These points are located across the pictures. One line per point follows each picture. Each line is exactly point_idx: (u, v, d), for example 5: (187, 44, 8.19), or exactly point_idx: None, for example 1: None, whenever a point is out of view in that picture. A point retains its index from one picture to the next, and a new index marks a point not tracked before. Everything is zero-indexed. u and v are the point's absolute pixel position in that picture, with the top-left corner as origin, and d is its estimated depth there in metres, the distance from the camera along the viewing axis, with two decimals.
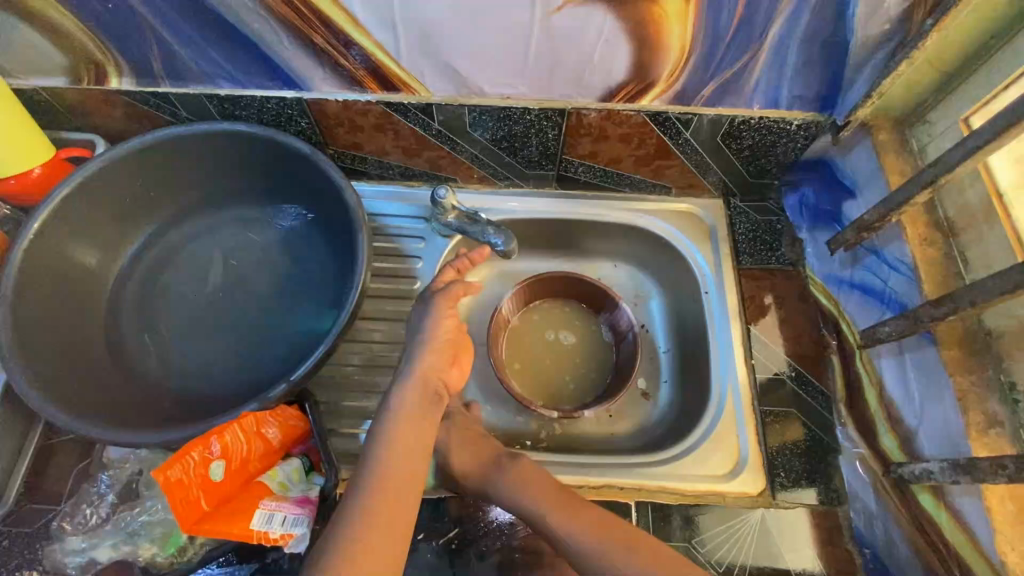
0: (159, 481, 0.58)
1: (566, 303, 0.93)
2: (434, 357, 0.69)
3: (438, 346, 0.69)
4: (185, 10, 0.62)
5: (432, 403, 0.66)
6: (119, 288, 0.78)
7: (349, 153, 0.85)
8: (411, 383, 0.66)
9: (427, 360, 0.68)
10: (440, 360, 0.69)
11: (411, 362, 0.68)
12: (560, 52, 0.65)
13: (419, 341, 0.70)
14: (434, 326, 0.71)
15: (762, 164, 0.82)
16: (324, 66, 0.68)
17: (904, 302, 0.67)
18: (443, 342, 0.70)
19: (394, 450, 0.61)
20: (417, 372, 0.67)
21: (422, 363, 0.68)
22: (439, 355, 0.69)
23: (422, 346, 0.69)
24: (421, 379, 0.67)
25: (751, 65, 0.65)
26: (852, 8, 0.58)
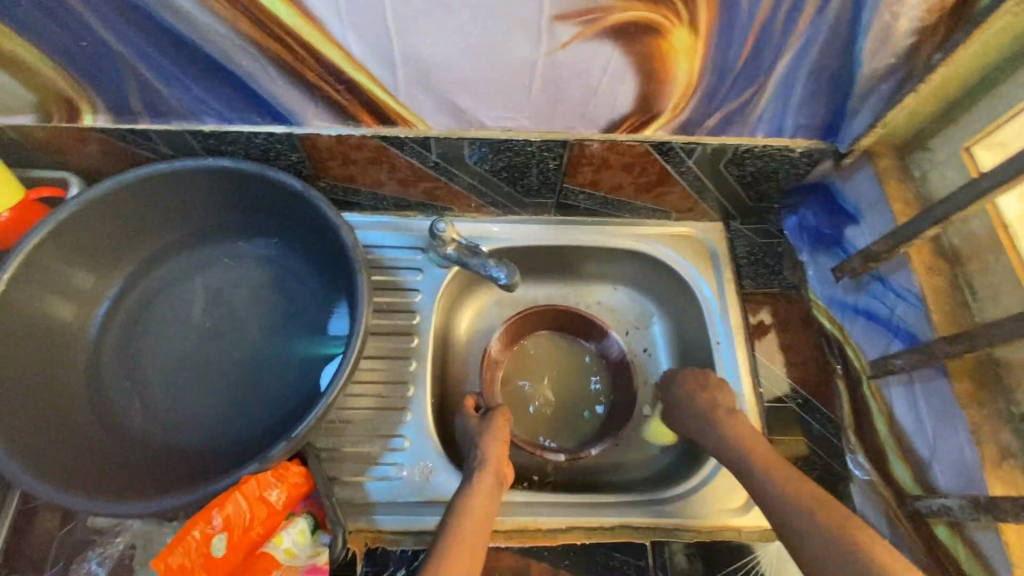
0: (160, 569, 0.59)
1: (559, 334, 0.92)
2: (498, 447, 0.71)
3: (501, 434, 0.72)
4: (167, 48, 0.58)
5: (496, 489, 0.67)
6: (100, 338, 0.74)
7: (342, 186, 0.82)
8: (478, 469, 0.68)
9: (493, 449, 0.70)
10: (503, 449, 0.71)
11: (480, 453, 0.70)
12: (564, 86, 0.63)
13: (486, 433, 0.72)
14: (492, 422, 0.73)
15: (763, 189, 0.82)
16: (317, 102, 0.65)
17: (913, 333, 0.67)
18: (505, 434, 0.73)
19: (460, 531, 0.61)
20: (488, 460, 0.69)
21: (491, 452, 0.70)
22: (503, 446, 0.71)
23: (485, 438, 0.72)
24: (488, 465, 0.68)
25: (756, 97, 0.65)
26: (860, 43, 0.57)
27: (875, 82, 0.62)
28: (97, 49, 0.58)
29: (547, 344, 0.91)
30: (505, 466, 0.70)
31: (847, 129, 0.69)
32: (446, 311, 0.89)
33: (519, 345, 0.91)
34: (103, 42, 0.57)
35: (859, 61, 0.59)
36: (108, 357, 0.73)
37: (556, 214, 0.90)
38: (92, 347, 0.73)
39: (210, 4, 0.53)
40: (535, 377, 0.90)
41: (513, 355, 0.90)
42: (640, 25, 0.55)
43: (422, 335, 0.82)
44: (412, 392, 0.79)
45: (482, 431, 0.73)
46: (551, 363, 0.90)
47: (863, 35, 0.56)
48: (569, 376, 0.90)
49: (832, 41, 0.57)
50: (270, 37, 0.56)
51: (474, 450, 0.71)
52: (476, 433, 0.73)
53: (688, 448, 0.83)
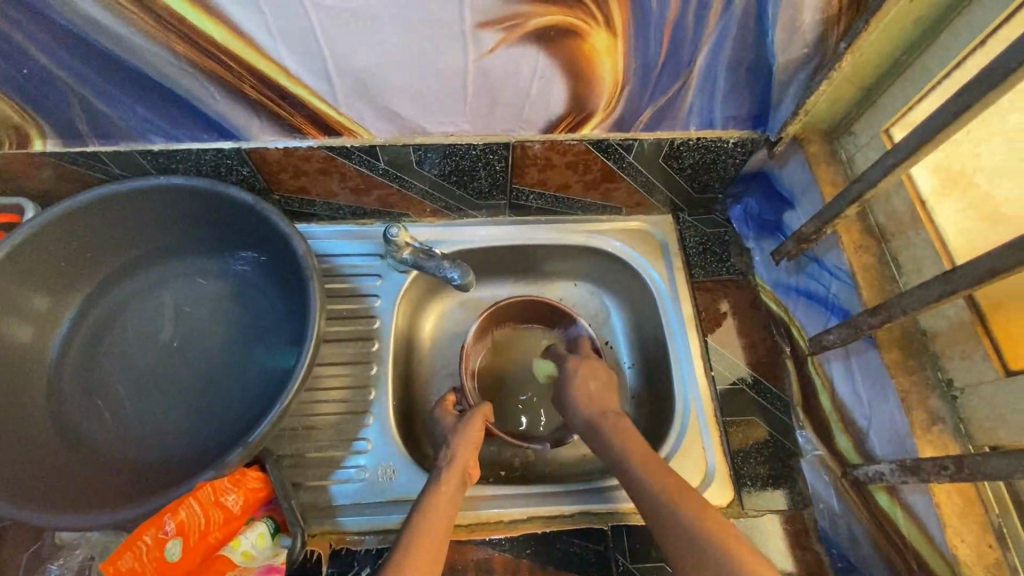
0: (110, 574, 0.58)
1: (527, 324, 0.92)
2: (469, 448, 0.72)
3: (476, 434, 0.74)
4: (106, 70, 0.60)
5: (462, 488, 0.69)
6: (60, 361, 0.74)
7: (296, 198, 0.84)
8: (449, 468, 0.69)
9: (463, 450, 0.72)
10: (473, 451, 0.72)
11: (450, 453, 0.71)
12: (498, 90, 0.66)
13: (460, 432, 0.74)
14: (468, 423, 0.75)
15: (705, 180, 0.85)
16: (260, 116, 0.67)
17: (847, 309, 0.70)
18: (478, 436, 0.74)
19: (428, 529, 0.63)
20: (456, 461, 0.70)
21: (461, 453, 0.71)
22: (474, 446, 0.73)
23: (457, 438, 0.73)
24: (459, 464, 0.70)
25: (683, 91, 0.67)
26: (770, 36, 0.60)
27: (792, 71, 0.65)
28: (37, 75, 0.60)
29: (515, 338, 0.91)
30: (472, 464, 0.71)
31: (775, 118, 0.72)
32: (408, 315, 0.90)
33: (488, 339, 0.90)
34: (42, 67, 0.59)
35: (772, 52, 0.62)
36: (68, 379, 0.74)
37: (510, 214, 0.92)
38: (52, 370, 0.73)
39: (143, 27, 0.55)
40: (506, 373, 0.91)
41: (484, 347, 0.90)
42: (558, 28, 0.57)
43: (383, 339, 0.84)
44: (374, 395, 0.80)
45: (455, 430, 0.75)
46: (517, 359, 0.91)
47: (771, 28, 0.59)
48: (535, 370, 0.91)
49: (743, 35, 0.60)
50: (205, 55, 0.58)
51: (445, 448, 0.73)
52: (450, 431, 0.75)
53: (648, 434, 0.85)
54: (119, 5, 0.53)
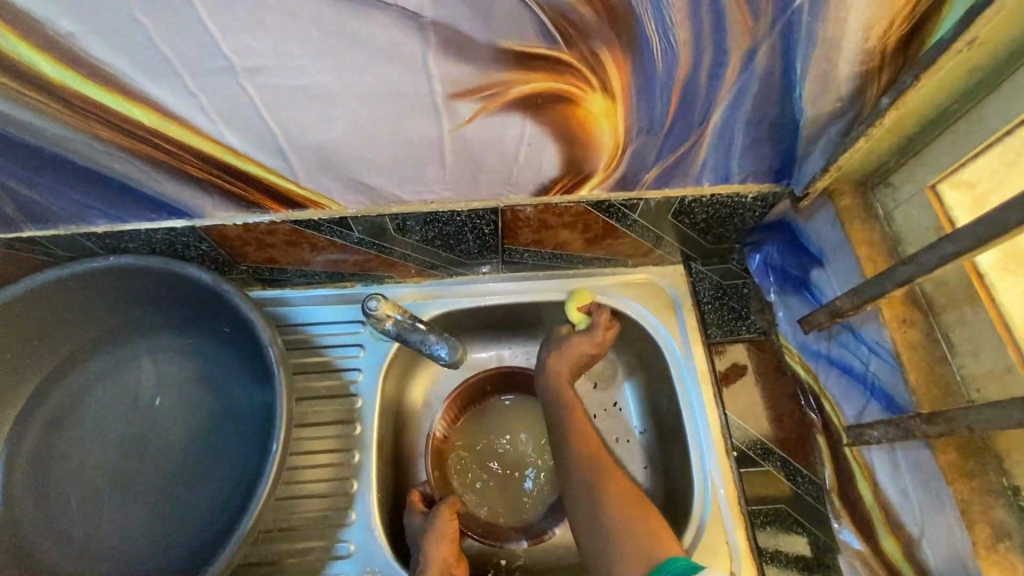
0: None
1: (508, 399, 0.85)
2: (444, 550, 0.65)
3: (446, 533, 0.67)
4: (28, 159, 0.52)
5: None
6: (9, 470, 0.67)
7: (266, 267, 0.76)
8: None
9: (436, 553, 0.65)
10: (450, 553, 0.66)
11: (422, 558, 0.65)
12: (480, 157, 0.57)
13: (429, 532, 0.67)
14: (437, 522, 0.67)
15: (720, 232, 0.76)
16: (211, 195, 0.59)
17: (890, 392, 0.61)
18: (452, 533, 0.67)
19: None
20: (428, 568, 0.64)
21: (433, 558, 0.65)
22: (449, 546, 0.66)
23: (428, 539, 0.66)
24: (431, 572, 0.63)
25: (695, 149, 0.58)
26: (797, 92, 0.51)
27: (822, 126, 0.56)
28: None
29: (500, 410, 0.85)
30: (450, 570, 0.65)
31: (801, 171, 0.63)
32: (396, 387, 0.82)
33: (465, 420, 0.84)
34: None
35: (800, 108, 0.53)
36: (18, 489, 0.66)
37: (503, 270, 0.83)
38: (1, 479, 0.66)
39: (58, 117, 0.47)
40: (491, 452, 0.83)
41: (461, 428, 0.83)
42: (546, 94, 0.48)
43: (366, 420, 0.76)
44: (356, 486, 0.73)
45: (425, 530, 0.68)
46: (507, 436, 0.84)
47: (799, 83, 0.50)
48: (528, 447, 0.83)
49: (766, 92, 0.51)
50: (136, 142, 0.50)
51: (417, 551, 0.66)
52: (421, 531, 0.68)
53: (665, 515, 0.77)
54: (24, 95, 0.44)
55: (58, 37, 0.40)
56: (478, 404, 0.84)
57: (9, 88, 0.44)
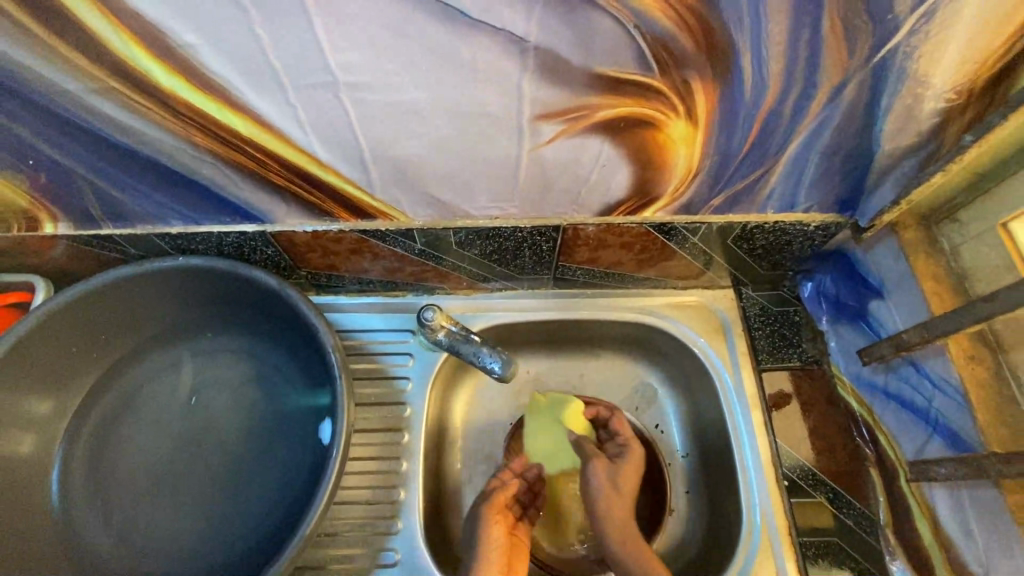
0: None
1: None
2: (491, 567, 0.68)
3: (490, 540, 0.70)
4: (120, 160, 0.53)
5: None
6: (65, 466, 0.67)
7: (324, 274, 0.77)
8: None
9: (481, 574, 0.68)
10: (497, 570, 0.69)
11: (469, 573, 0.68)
12: (553, 177, 0.58)
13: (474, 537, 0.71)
14: (485, 528, 0.71)
15: (775, 259, 0.76)
16: (288, 202, 0.60)
17: (956, 429, 0.60)
18: (500, 542, 0.70)
19: None
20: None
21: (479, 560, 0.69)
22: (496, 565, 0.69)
23: (478, 556, 0.69)
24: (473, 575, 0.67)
25: (766, 177, 0.58)
26: (878, 125, 0.51)
27: (896, 159, 0.56)
28: (48, 168, 0.54)
29: None
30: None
31: (867, 205, 0.63)
32: (441, 396, 0.82)
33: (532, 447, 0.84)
34: (51, 159, 0.53)
35: (877, 142, 0.53)
36: (75, 485, 0.67)
37: (553, 286, 0.83)
38: (57, 474, 0.67)
39: (160, 122, 0.48)
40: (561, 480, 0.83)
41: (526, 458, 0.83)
42: (630, 119, 0.49)
43: (413, 430, 0.76)
44: (403, 495, 0.73)
45: (474, 536, 0.71)
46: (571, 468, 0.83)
47: (881, 117, 0.50)
48: None
49: (847, 125, 0.51)
50: (229, 149, 0.51)
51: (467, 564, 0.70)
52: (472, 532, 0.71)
53: (714, 540, 0.76)
54: (132, 101, 0.46)
55: (177, 46, 0.41)
56: None
57: (119, 93, 0.45)
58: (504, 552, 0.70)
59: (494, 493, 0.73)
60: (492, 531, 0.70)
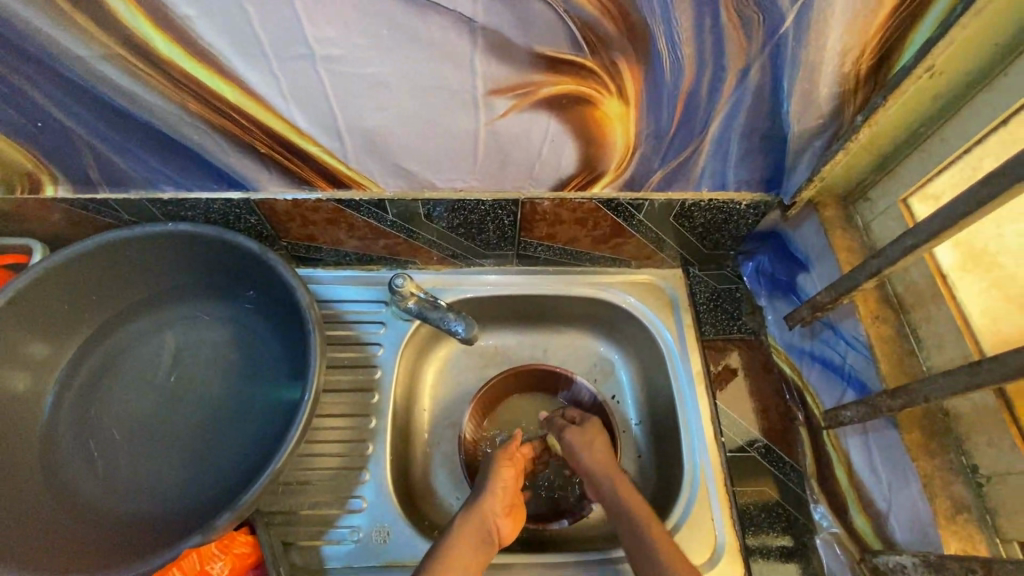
0: None
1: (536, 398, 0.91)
2: (495, 502, 0.72)
3: (503, 480, 0.74)
4: (119, 124, 0.60)
5: (484, 542, 0.69)
6: (55, 413, 0.72)
7: (304, 245, 0.83)
8: (468, 520, 0.70)
9: (486, 502, 0.71)
10: (500, 505, 0.72)
11: (474, 501, 0.71)
12: (509, 151, 0.65)
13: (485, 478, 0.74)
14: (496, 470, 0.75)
15: (716, 238, 0.83)
16: (271, 170, 0.67)
17: (865, 381, 0.67)
18: (508, 485, 0.74)
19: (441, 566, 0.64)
20: (476, 511, 0.70)
21: (486, 496, 0.72)
22: (500, 500, 0.72)
23: (487, 488, 0.73)
24: (477, 516, 0.70)
25: (695, 155, 0.66)
26: (785, 107, 0.59)
27: (806, 140, 0.64)
28: (54, 130, 0.61)
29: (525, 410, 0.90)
30: (497, 518, 0.71)
31: (789, 183, 0.71)
32: (411, 364, 0.88)
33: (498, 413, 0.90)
34: (57, 121, 0.59)
35: (787, 122, 0.61)
36: (64, 430, 0.72)
37: (517, 263, 0.90)
38: (47, 420, 0.72)
39: (158, 87, 0.55)
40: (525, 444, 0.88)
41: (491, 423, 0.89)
42: (571, 96, 0.57)
43: (383, 391, 0.82)
44: (371, 449, 0.78)
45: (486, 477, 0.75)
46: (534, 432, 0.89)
47: (786, 100, 0.58)
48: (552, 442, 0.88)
49: (758, 106, 0.59)
50: (218, 115, 0.58)
51: (473, 494, 0.73)
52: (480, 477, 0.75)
53: (661, 495, 0.82)
54: (134, 67, 0.53)
55: (176, 18, 0.48)
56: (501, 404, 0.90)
57: (123, 59, 0.52)
58: (510, 495, 0.74)
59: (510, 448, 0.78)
60: (505, 474, 0.75)
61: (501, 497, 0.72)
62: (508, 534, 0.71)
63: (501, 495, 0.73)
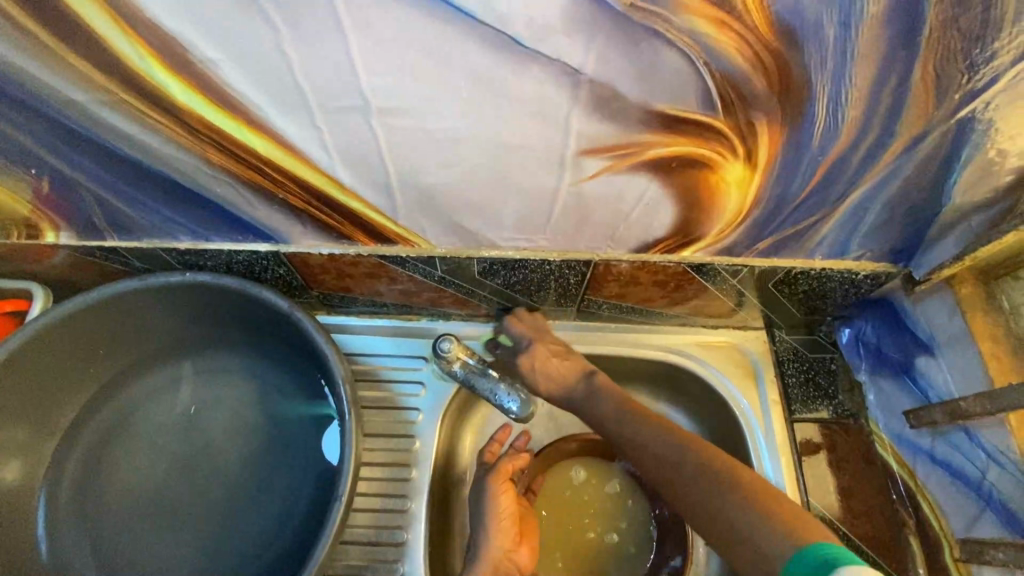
0: None
1: (590, 467, 0.80)
2: (501, 538, 0.66)
3: (500, 513, 0.67)
4: (127, 174, 0.50)
5: None
6: (53, 487, 0.64)
7: (336, 295, 0.73)
8: (480, 567, 0.64)
9: (493, 545, 0.65)
10: (508, 540, 0.66)
11: (478, 544, 0.65)
12: (591, 212, 0.54)
13: (485, 512, 0.67)
14: (494, 502, 0.67)
15: (815, 304, 0.71)
16: (304, 224, 0.56)
17: (1012, 508, 0.56)
18: (509, 513, 0.68)
19: None
20: (486, 555, 0.65)
21: (490, 536, 0.66)
22: (507, 534, 0.67)
23: (488, 528, 0.66)
24: (490, 562, 0.64)
25: (819, 224, 0.54)
26: (953, 177, 0.47)
27: (964, 214, 0.51)
28: (56, 179, 0.51)
29: (580, 481, 0.79)
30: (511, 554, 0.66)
31: (925, 256, 0.59)
32: (452, 429, 0.78)
33: (546, 484, 0.79)
34: (55, 170, 0.49)
35: (949, 194, 0.49)
36: (62, 509, 0.63)
37: (574, 318, 0.79)
38: (45, 497, 0.63)
39: (173, 138, 0.44)
40: (580, 522, 0.78)
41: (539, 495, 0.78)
42: (684, 159, 0.45)
43: (422, 465, 0.72)
44: (408, 536, 0.68)
45: (482, 510, 0.67)
46: (588, 507, 0.78)
47: (956, 170, 0.46)
48: (607, 518, 0.78)
49: (919, 176, 0.47)
50: (244, 168, 0.47)
51: (474, 536, 0.67)
52: (474, 505, 0.68)
53: None
54: (144, 115, 0.42)
55: (197, 62, 0.38)
56: (551, 475, 0.79)
57: (131, 107, 0.42)
58: (514, 523, 0.68)
59: (500, 463, 0.69)
60: (502, 505, 0.67)
61: (503, 532, 0.67)
62: (528, 561, 0.68)
63: (504, 532, 0.67)
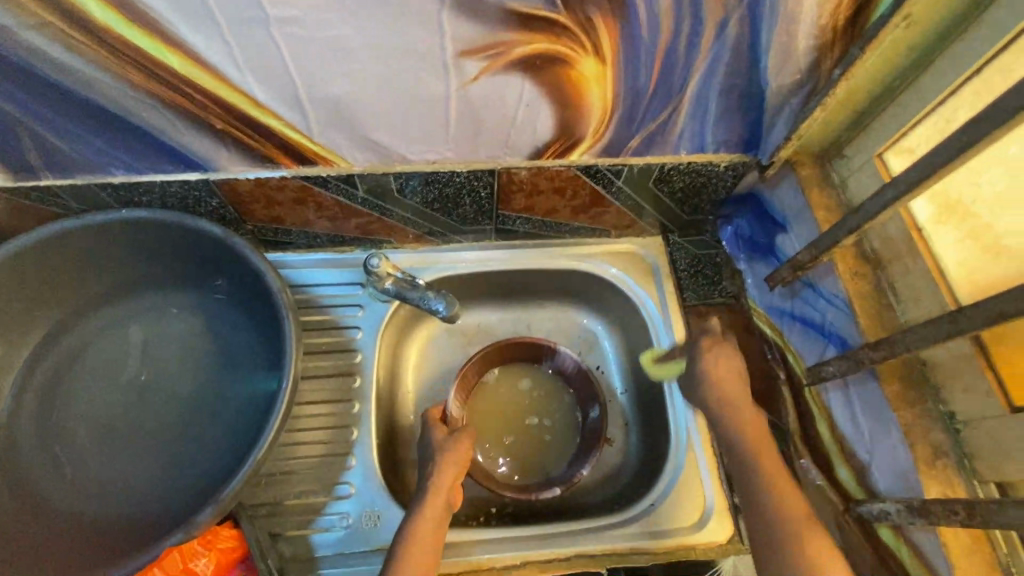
0: None
1: (523, 368, 0.90)
2: (451, 473, 0.69)
3: (458, 459, 0.70)
4: (57, 103, 0.55)
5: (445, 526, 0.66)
6: (14, 415, 0.69)
7: (271, 227, 0.80)
8: (427, 501, 0.67)
9: (443, 479, 0.68)
10: (457, 476, 0.69)
11: (429, 482, 0.68)
12: (482, 117, 0.62)
13: (441, 457, 0.70)
14: (452, 443, 0.72)
15: (694, 203, 0.83)
16: (228, 147, 0.62)
17: (845, 338, 0.69)
18: (463, 457, 0.71)
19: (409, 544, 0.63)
20: (435, 491, 0.67)
21: (441, 475, 0.69)
22: (456, 474, 0.69)
23: (441, 463, 0.70)
24: (436, 496, 0.67)
25: (674, 116, 0.65)
26: (763, 60, 0.58)
27: (783, 97, 0.63)
28: None
29: (512, 382, 0.89)
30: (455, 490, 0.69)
31: (767, 142, 0.71)
32: (393, 345, 0.86)
33: (483, 387, 0.88)
34: None
35: (765, 78, 0.60)
36: (24, 434, 0.69)
37: (495, 237, 0.88)
38: (7, 424, 0.68)
39: (93, 57, 0.50)
40: (516, 417, 0.88)
41: (478, 397, 0.87)
42: (546, 55, 0.54)
43: (364, 374, 0.80)
44: (356, 434, 0.77)
45: (440, 452, 0.71)
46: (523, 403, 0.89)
47: (764, 55, 0.57)
48: (540, 409, 0.89)
49: (736, 62, 0.58)
50: (163, 87, 0.53)
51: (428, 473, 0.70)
52: (434, 452, 0.72)
53: (650, 456, 0.83)
54: (66, 35, 0.48)
55: None
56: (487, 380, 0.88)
57: (52, 26, 0.47)
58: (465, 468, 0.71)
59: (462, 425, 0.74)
60: (461, 451, 0.71)
61: (454, 471, 0.69)
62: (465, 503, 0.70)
63: (457, 470, 0.70)
